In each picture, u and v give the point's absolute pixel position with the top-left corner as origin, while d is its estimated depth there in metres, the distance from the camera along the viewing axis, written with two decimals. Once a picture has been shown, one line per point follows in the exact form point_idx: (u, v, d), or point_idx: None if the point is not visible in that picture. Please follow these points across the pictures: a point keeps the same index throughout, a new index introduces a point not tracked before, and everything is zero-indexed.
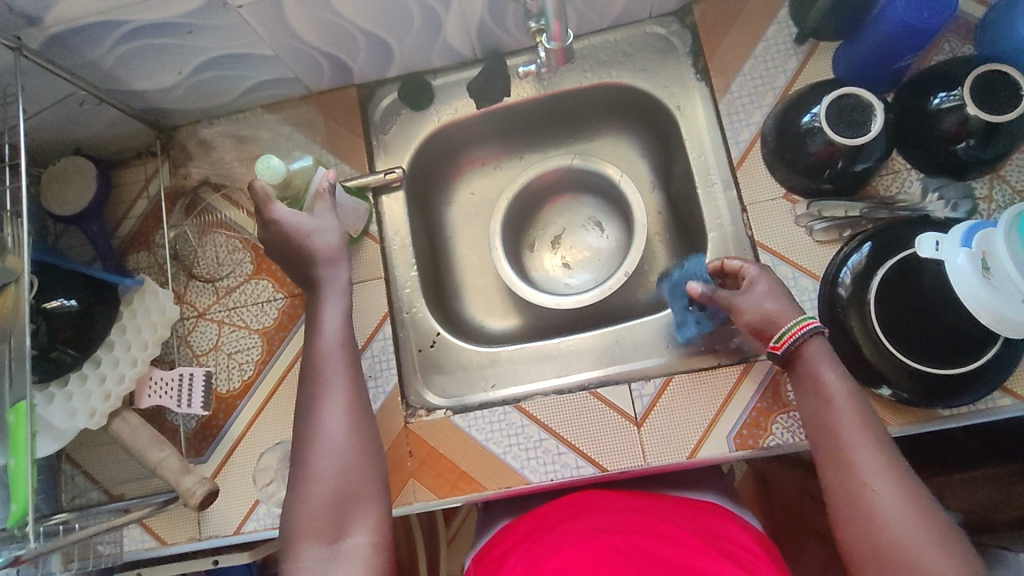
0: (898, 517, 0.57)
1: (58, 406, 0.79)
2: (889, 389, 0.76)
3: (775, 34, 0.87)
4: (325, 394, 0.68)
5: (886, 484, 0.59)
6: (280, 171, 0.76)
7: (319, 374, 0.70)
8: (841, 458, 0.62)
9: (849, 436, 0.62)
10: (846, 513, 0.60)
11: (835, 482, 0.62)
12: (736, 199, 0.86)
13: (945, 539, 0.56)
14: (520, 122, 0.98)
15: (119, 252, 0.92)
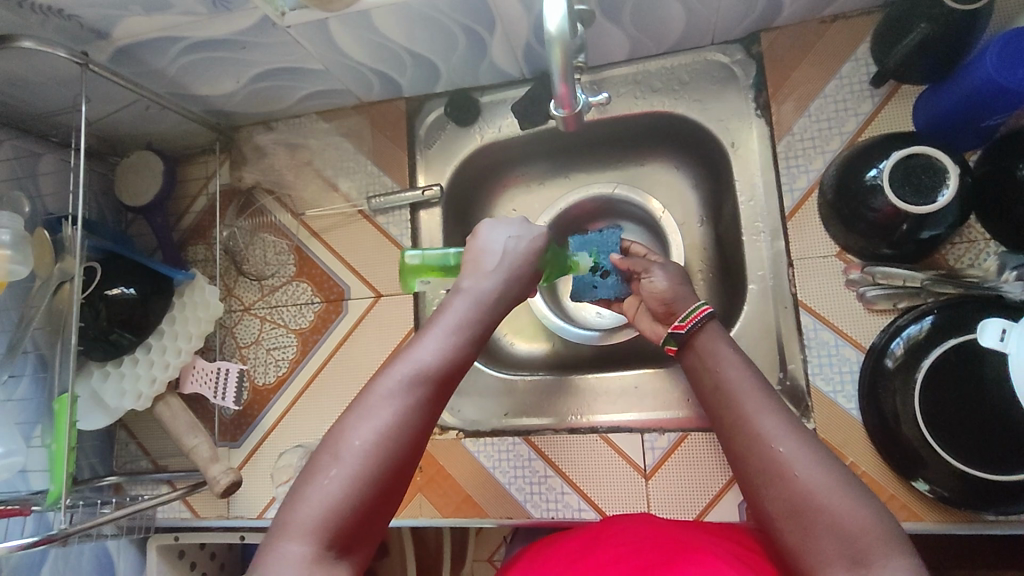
0: (810, 464, 0.56)
1: (112, 384, 0.87)
2: (925, 483, 0.69)
3: (849, 73, 0.79)
4: (397, 387, 0.55)
5: (794, 439, 0.59)
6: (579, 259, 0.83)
7: (400, 372, 0.55)
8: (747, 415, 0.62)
9: (751, 397, 0.63)
10: (756, 465, 0.59)
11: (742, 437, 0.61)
12: (782, 252, 0.80)
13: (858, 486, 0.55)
14: (567, 144, 0.96)
15: (179, 244, 0.99)
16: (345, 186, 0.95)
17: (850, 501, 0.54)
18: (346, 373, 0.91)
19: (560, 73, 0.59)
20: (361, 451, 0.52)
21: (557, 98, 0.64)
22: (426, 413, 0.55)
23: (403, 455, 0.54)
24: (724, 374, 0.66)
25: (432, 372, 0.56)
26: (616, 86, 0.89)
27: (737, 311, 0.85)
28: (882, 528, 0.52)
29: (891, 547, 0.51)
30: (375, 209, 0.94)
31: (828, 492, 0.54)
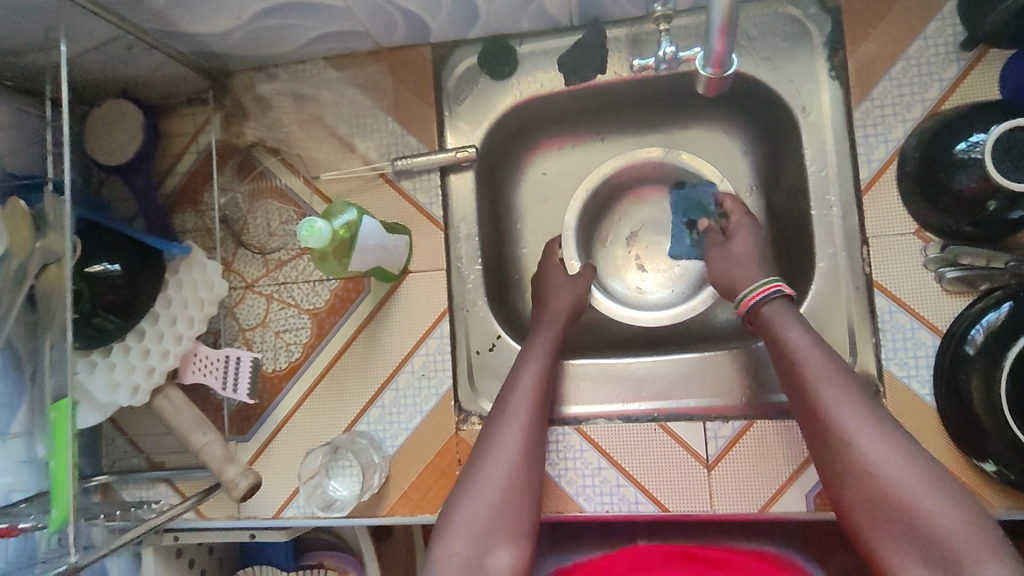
0: (897, 464, 0.55)
1: (99, 377, 0.75)
2: (993, 463, 0.66)
3: (935, 33, 0.72)
4: (501, 430, 0.70)
5: (882, 436, 0.57)
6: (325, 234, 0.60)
7: (499, 419, 0.71)
8: (830, 407, 0.59)
9: (826, 381, 0.60)
10: (838, 460, 0.58)
11: (826, 430, 0.59)
12: (855, 228, 0.75)
13: (953, 490, 0.54)
14: (610, 103, 0.87)
15: (165, 211, 0.85)
16: (363, 146, 0.83)
17: (946, 511, 0.52)
18: (372, 358, 0.82)
19: (722, 20, 0.55)
20: (497, 477, 0.67)
21: (708, 57, 0.61)
22: (528, 442, 0.70)
23: (530, 474, 0.69)
24: (799, 359, 0.63)
25: (525, 402, 0.72)
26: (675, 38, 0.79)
27: (797, 290, 0.81)
28: (979, 537, 0.51)
29: (991, 550, 0.50)
30: (398, 172, 0.82)
31: (914, 496, 0.53)
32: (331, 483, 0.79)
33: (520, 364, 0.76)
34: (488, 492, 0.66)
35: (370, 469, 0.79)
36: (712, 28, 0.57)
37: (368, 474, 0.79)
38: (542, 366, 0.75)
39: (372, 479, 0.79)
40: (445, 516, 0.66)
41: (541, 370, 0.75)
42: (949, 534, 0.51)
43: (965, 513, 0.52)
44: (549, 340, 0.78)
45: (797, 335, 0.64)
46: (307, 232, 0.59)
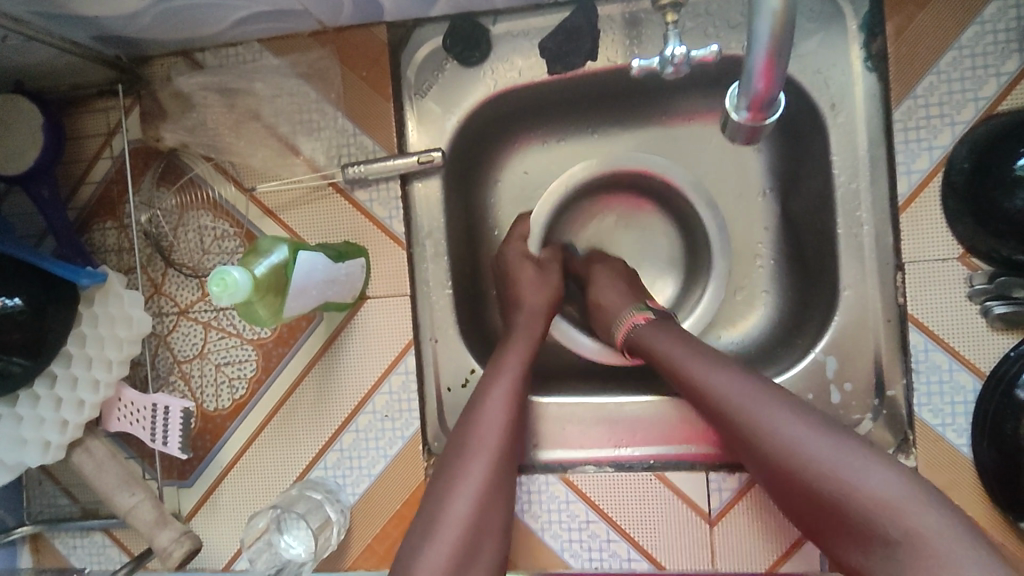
0: (802, 435, 0.49)
1: (4, 432, 0.64)
2: None
3: (994, 15, 0.59)
4: (464, 458, 0.59)
5: (778, 407, 0.51)
6: (241, 285, 0.49)
7: (468, 438, 0.60)
8: (715, 395, 0.54)
9: (735, 393, 0.53)
10: (748, 449, 0.52)
11: (724, 419, 0.54)
12: (888, 249, 0.64)
13: (875, 453, 0.48)
14: (603, 91, 0.74)
15: (79, 225, 0.73)
16: (309, 149, 0.70)
17: (871, 474, 0.46)
18: (327, 397, 0.71)
19: (771, 45, 0.42)
20: (465, 506, 0.56)
21: (748, 94, 0.47)
22: (495, 472, 0.59)
23: (495, 508, 0.58)
24: (675, 361, 0.59)
25: (497, 417, 0.61)
26: (684, 19, 0.65)
27: (815, 315, 0.70)
28: (918, 497, 0.45)
29: (927, 504, 0.44)
30: (351, 181, 0.70)
31: (834, 467, 0.47)
32: (282, 539, 0.67)
33: (487, 381, 0.64)
34: (450, 534, 0.54)
35: (326, 529, 0.68)
36: (755, 55, 0.43)
37: (325, 528, 0.68)
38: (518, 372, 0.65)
39: (329, 540, 0.68)
40: (400, 570, 0.53)
41: (513, 388, 0.63)
42: (883, 499, 0.45)
43: (892, 473, 0.46)
44: (523, 349, 0.67)
45: (661, 339, 0.62)
46: (220, 286, 0.48)
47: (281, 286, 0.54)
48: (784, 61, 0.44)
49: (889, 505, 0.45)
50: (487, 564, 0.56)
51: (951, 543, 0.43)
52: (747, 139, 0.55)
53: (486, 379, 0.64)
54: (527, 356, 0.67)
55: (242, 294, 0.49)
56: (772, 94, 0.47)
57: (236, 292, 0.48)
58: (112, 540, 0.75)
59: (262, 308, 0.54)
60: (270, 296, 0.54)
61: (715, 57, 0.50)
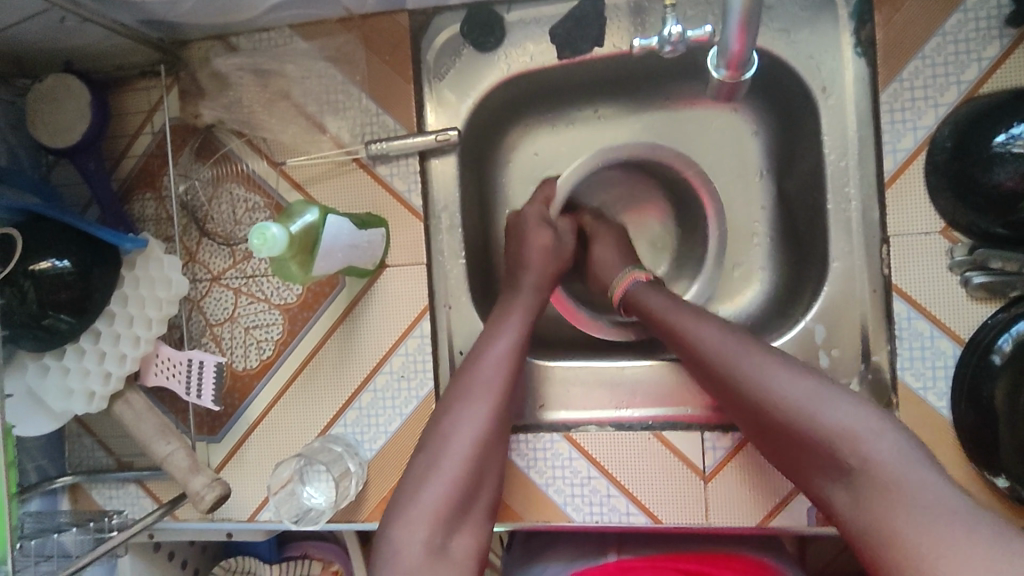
0: (777, 376, 0.56)
1: (54, 382, 0.70)
2: (1006, 480, 0.62)
3: (977, 4, 0.63)
4: (472, 394, 0.64)
5: (754, 355, 0.59)
6: (280, 242, 0.54)
7: (474, 376, 0.65)
8: (706, 348, 0.61)
9: (734, 352, 0.60)
10: (732, 393, 0.59)
11: (709, 366, 0.61)
12: (875, 224, 0.68)
13: (840, 392, 0.54)
14: (610, 76, 0.79)
15: (121, 196, 0.79)
16: (335, 127, 0.75)
17: (835, 409, 0.53)
18: (348, 358, 0.77)
19: (743, 11, 0.48)
20: (468, 438, 0.61)
21: (723, 58, 0.54)
22: (495, 419, 0.63)
23: (492, 450, 0.63)
24: (666, 315, 0.67)
25: (502, 359, 0.66)
26: (683, 7, 0.69)
27: (807, 287, 0.74)
28: (878, 426, 0.51)
29: (883, 433, 0.51)
30: (374, 157, 0.75)
31: (808, 410, 0.53)
32: (304, 489, 0.73)
33: (490, 332, 0.68)
34: (452, 470, 0.59)
35: (345, 478, 0.73)
36: (730, 22, 0.50)
37: (344, 480, 0.73)
38: (520, 323, 0.69)
39: (349, 489, 0.73)
40: (406, 497, 0.59)
41: (514, 342, 0.67)
42: (845, 430, 0.51)
43: (857, 408, 0.52)
44: (525, 309, 0.70)
45: (655, 297, 0.70)
46: (261, 240, 0.53)
47: (312, 245, 0.60)
48: (755, 26, 0.50)
49: (849, 433, 0.51)
50: (484, 498, 0.62)
51: (907, 468, 0.48)
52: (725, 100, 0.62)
53: (495, 325, 0.69)
54: (530, 311, 0.71)
55: (280, 250, 0.55)
56: (744, 58, 0.53)
57: (274, 247, 0.54)
58: (145, 492, 0.80)
59: (294, 262, 0.59)
60: (300, 255, 0.59)
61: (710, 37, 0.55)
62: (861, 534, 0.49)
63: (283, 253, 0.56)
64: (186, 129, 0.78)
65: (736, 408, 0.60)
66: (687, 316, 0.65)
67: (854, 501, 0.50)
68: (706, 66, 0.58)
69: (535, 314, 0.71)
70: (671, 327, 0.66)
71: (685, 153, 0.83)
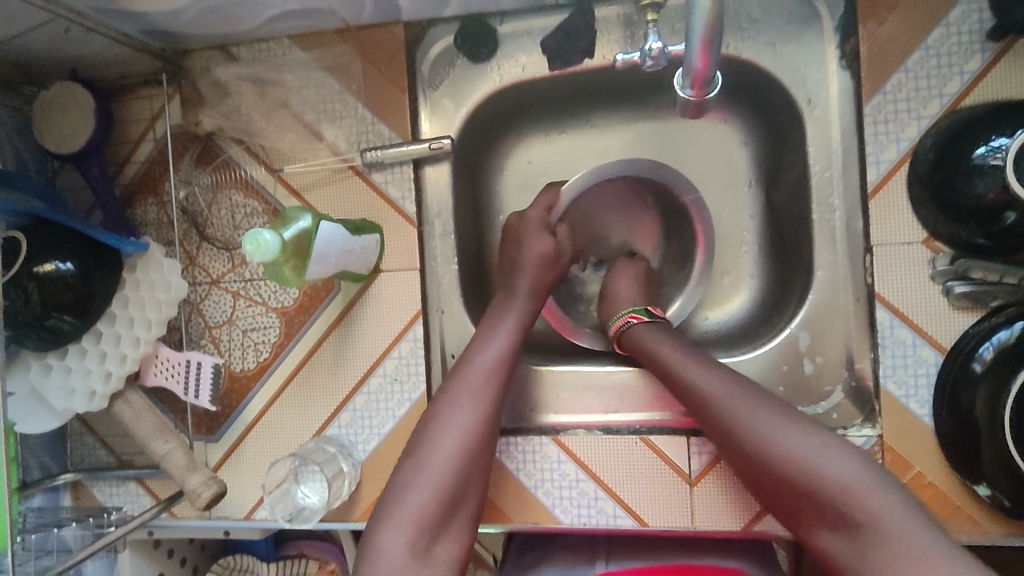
0: (778, 427, 0.56)
1: (55, 381, 0.72)
2: (986, 487, 0.62)
3: (959, 19, 0.65)
4: (462, 399, 0.65)
5: (756, 407, 0.58)
6: (272, 247, 0.55)
7: (464, 382, 0.66)
8: (707, 393, 0.61)
9: (732, 397, 0.59)
10: (730, 441, 0.59)
11: (710, 412, 0.61)
12: (859, 234, 0.69)
13: (840, 444, 0.55)
14: (601, 86, 0.81)
15: (124, 201, 0.81)
16: (332, 135, 0.77)
17: (836, 462, 0.53)
18: (343, 361, 0.78)
19: (705, 35, 0.50)
20: (455, 442, 0.63)
21: (689, 74, 0.55)
22: (482, 426, 0.65)
23: (479, 456, 0.64)
24: (663, 357, 0.66)
25: (492, 368, 0.67)
26: (669, 20, 0.70)
27: (794, 296, 0.76)
28: (876, 481, 0.52)
29: (883, 487, 0.51)
30: (369, 164, 0.77)
31: (810, 461, 0.54)
32: (299, 489, 0.74)
33: (480, 340, 0.69)
34: (438, 473, 0.61)
35: (339, 478, 0.75)
36: (693, 43, 0.51)
37: (338, 480, 0.75)
38: (511, 333, 0.70)
39: (342, 489, 0.75)
40: (392, 497, 0.60)
41: (505, 349, 0.69)
42: (847, 485, 0.52)
43: (856, 462, 0.53)
44: (518, 316, 0.72)
45: (656, 339, 0.69)
46: (253, 246, 0.55)
47: (306, 252, 0.61)
48: (717, 46, 0.52)
49: (849, 487, 0.52)
50: (471, 503, 0.63)
51: (907, 526, 0.49)
52: (693, 112, 0.64)
53: (486, 333, 0.70)
54: (523, 319, 0.72)
55: (272, 258, 0.56)
56: (709, 76, 0.55)
57: (266, 254, 0.55)
58: (145, 490, 0.82)
59: (286, 269, 0.61)
60: (293, 262, 0.61)
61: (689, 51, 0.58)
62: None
63: (274, 259, 0.57)
64: (189, 136, 0.80)
65: (730, 451, 0.60)
66: (684, 359, 0.64)
67: (856, 552, 0.50)
68: (673, 84, 0.59)
69: (528, 323, 0.73)
70: (668, 366, 0.65)
71: (676, 162, 0.84)
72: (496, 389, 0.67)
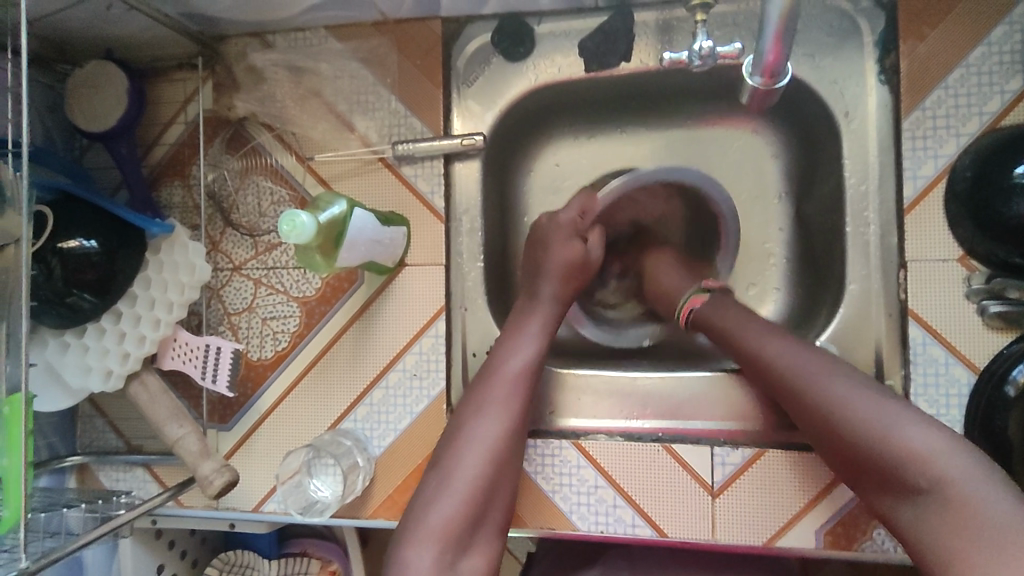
0: (849, 393, 0.54)
1: (72, 360, 0.71)
2: None
3: (1001, 38, 0.65)
4: (487, 405, 0.64)
5: (834, 373, 0.56)
6: (308, 228, 0.55)
7: (493, 387, 0.65)
8: (777, 361, 0.59)
9: (807, 368, 0.57)
10: (802, 409, 0.57)
11: (780, 381, 0.59)
12: (893, 249, 0.69)
13: (915, 413, 0.52)
14: (634, 91, 0.81)
15: (151, 182, 0.81)
16: (363, 127, 0.77)
17: (908, 428, 0.51)
18: (362, 354, 0.77)
19: (778, 25, 0.49)
20: (479, 452, 0.61)
21: (758, 66, 0.54)
22: (506, 436, 0.63)
23: (505, 467, 0.63)
24: (731, 327, 0.64)
25: (519, 371, 0.66)
26: (711, 26, 0.70)
27: (823, 309, 0.75)
28: (954, 450, 0.49)
29: (961, 459, 0.48)
30: (400, 157, 0.76)
31: (878, 425, 0.51)
32: (312, 483, 0.73)
33: (507, 346, 0.69)
34: (465, 484, 0.59)
35: (353, 472, 0.74)
36: (766, 35, 0.51)
37: (351, 475, 0.74)
38: (537, 337, 0.70)
39: (356, 483, 0.74)
40: (418, 507, 0.59)
41: (532, 354, 0.68)
42: (916, 453, 0.49)
43: (931, 430, 0.50)
44: (542, 322, 0.71)
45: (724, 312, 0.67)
46: (289, 227, 0.54)
47: (336, 237, 0.61)
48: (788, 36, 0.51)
49: (916, 452, 0.49)
50: (499, 509, 0.62)
51: (976, 489, 0.47)
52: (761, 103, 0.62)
53: (512, 338, 0.69)
54: (548, 324, 0.72)
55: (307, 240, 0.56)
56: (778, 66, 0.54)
57: (302, 235, 0.55)
58: (152, 477, 0.81)
59: (317, 253, 0.61)
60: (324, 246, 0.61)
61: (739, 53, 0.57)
62: (927, 559, 0.48)
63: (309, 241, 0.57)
64: (218, 120, 0.80)
65: (799, 418, 0.58)
66: (760, 330, 0.62)
67: (924, 517, 0.48)
68: (742, 73, 0.58)
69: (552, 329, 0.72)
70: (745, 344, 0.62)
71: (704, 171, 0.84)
72: (521, 393, 0.66)
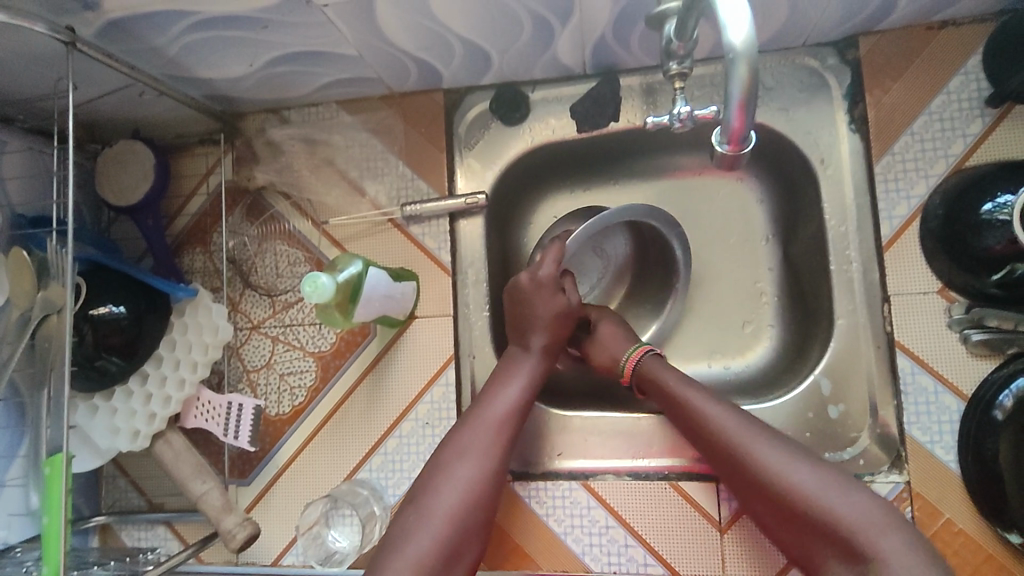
0: (792, 466, 0.58)
1: (101, 421, 0.75)
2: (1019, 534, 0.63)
3: (958, 87, 0.71)
4: (464, 453, 0.66)
5: (769, 443, 0.60)
6: (329, 288, 0.60)
7: (473, 433, 0.68)
8: (722, 431, 0.63)
9: (748, 438, 0.61)
10: (742, 477, 0.61)
11: (720, 448, 0.63)
12: (876, 284, 0.73)
13: (849, 483, 0.56)
14: (625, 147, 0.87)
15: (174, 249, 0.86)
16: (373, 190, 0.83)
17: (843, 499, 0.55)
18: (376, 405, 0.80)
19: (741, 97, 0.53)
20: (455, 490, 0.64)
21: (726, 133, 0.58)
22: (485, 479, 0.65)
23: (481, 509, 0.65)
24: (675, 391, 0.68)
25: (500, 419, 0.69)
26: (692, 88, 0.77)
27: (815, 344, 0.78)
28: (883, 521, 0.53)
29: (888, 532, 0.52)
30: (407, 217, 0.81)
31: (819, 496, 0.55)
32: (330, 533, 0.75)
33: (492, 390, 0.72)
34: (439, 524, 0.61)
35: (371, 521, 0.75)
36: (732, 102, 0.54)
37: (368, 525, 0.75)
38: (517, 392, 0.72)
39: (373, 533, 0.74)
40: (389, 543, 0.61)
41: (516, 398, 0.71)
42: (849, 522, 0.53)
43: (863, 500, 0.55)
44: (527, 374, 0.73)
45: (670, 375, 0.70)
46: (311, 288, 0.59)
47: (353, 294, 0.66)
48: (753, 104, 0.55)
49: (855, 524, 0.53)
50: (470, 554, 0.63)
51: (908, 559, 0.50)
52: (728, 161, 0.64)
53: (493, 388, 0.72)
54: (531, 379, 0.73)
55: (326, 300, 0.61)
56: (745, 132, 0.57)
57: (321, 296, 0.60)
58: (173, 534, 0.83)
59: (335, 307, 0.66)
60: (342, 302, 0.66)
61: (715, 115, 0.62)
62: None
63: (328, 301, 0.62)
64: (239, 190, 0.85)
65: (738, 486, 0.61)
66: (706, 400, 0.65)
67: None
68: (711, 140, 0.61)
69: (538, 381, 0.74)
70: (692, 413, 0.66)
71: (695, 218, 0.89)
72: (497, 440, 0.68)
